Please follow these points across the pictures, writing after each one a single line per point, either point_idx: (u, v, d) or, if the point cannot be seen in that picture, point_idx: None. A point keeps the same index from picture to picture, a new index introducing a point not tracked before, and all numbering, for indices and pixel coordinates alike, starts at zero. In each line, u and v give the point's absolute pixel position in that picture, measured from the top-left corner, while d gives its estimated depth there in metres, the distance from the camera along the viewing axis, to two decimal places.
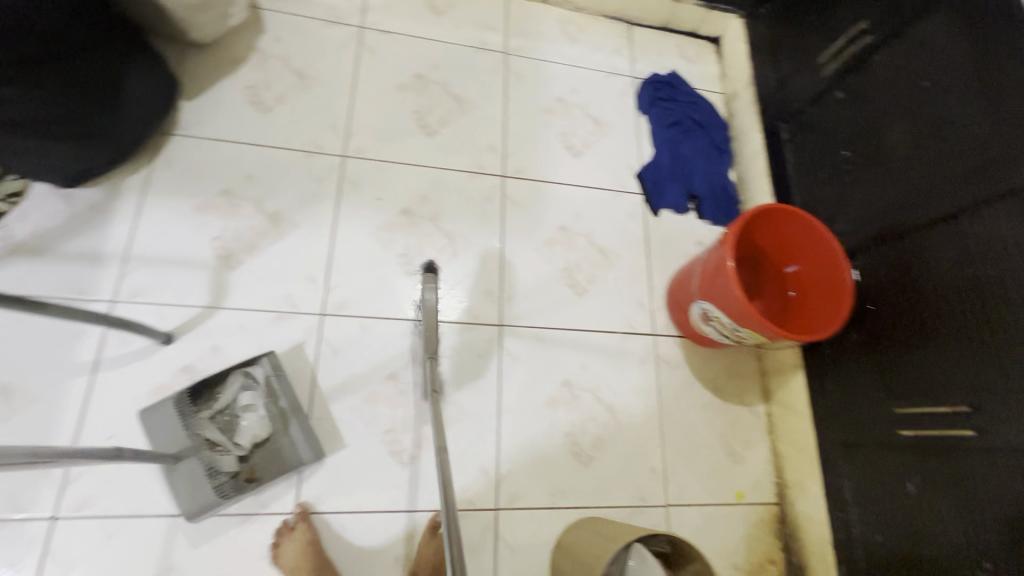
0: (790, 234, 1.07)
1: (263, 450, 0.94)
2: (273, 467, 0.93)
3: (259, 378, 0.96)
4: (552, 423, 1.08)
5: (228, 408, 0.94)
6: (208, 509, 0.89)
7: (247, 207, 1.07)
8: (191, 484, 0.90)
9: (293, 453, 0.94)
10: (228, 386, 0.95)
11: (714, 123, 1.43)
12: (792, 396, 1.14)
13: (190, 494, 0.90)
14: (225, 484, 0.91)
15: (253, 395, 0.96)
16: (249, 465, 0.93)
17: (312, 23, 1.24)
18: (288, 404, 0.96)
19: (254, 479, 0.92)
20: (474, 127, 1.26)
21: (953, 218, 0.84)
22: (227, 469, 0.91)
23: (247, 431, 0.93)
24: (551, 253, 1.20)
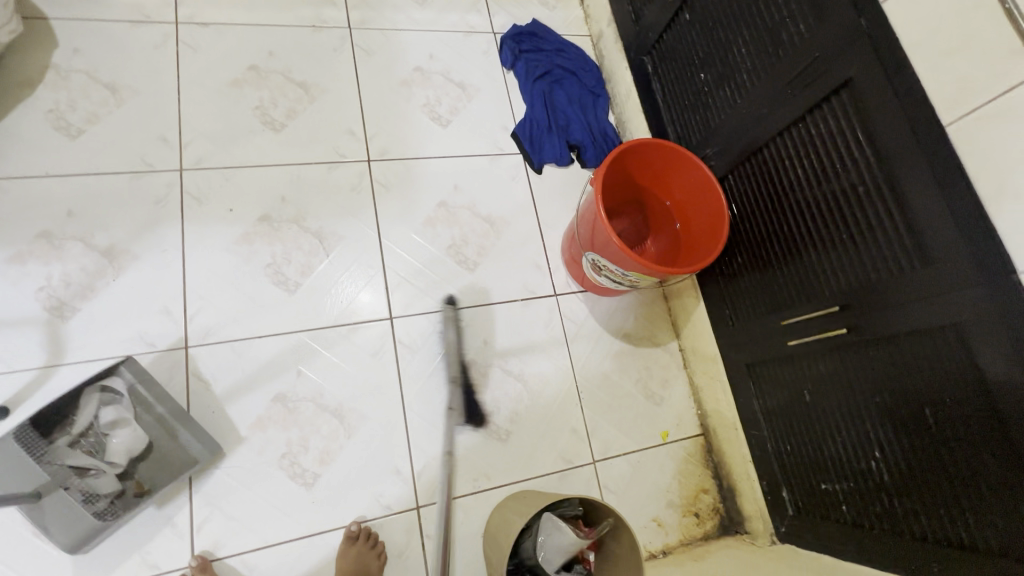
0: (664, 166, 1.03)
1: (148, 460, 0.87)
2: (162, 476, 0.86)
3: (121, 390, 0.86)
4: (463, 407, 1.04)
5: (91, 430, 0.85)
6: (90, 540, 0.80)
7: (75, 246, 0.95)
8: (66, 517, 0.80)
9: (183, 454, 0.87)
10: (83, 408, 0.84)
11: (585, 67, 1.38)
12: (698, 324, 1.15)
13: (65, 529, 0.80)
14: (107, 508, 0.82)
15: (116, 409, 0.86)
16: (133, 479, 0.85)
17: (115, 26, 1.09)
18: (163, 409, 0.87)
19: (143, 492, 0.84)
20: (327, 113, 1.16)
21: (800, 122, 0.84)
22: (106, 492, 0.82)
23: (119, 447, 0.84)
24: (433, 232, 1.13)
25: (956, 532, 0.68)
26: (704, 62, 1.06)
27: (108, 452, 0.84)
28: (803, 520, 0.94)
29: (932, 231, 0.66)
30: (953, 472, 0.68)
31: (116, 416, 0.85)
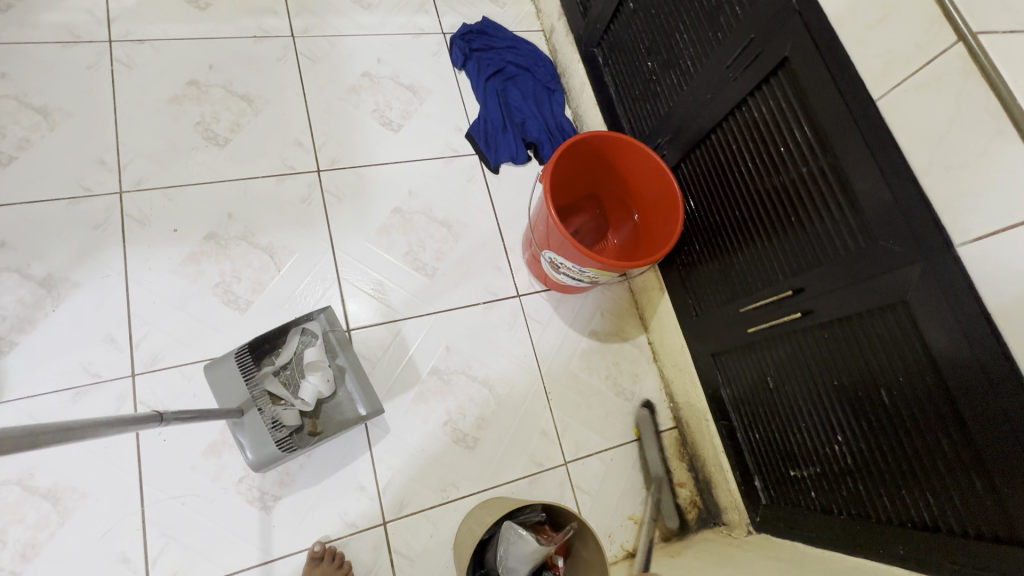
0: (619, 157, 1.00)
1: (326, 405, 0.93)
2: (334, 423, 0.93)
3: (317, 333, 0.91)
4: (428, 416, 1.01)
5: (290, 365, 0.90)
6: (270, 464, 0.85)
7: (10, 278, 0.92)
8: (254, 438, 0.84)
9: (350, 407, 0.94)
10: (289, 342, 0.90)
11: (538, 63, 1.36)
12: (664, 316, 1.14)
13: (253, 450, 0.85)
14: (286, 440, 0.86)
15: (316, 350, 0.90)
16: (310, 419, 0.91)
17: (45, 48, 1.06)
18: (346, 360, 0.93)
19: (317, 434, 0.91)
20: (273, 125, 1.13)
21: (743, 106, 0.83)
22: (290, 424, 0.87)
23: (313, 386, 0.88)
24: (389, 240, 1.11)
25: (921, 513, 0.67)
26: (650, 50, 1.04)
27: (302, 389, 0.88)
28: (776, 509, 0.92)
29: (874, 207, 0.65)
30: (913, 452, 0.66)
31: (315, 357, 0.89)
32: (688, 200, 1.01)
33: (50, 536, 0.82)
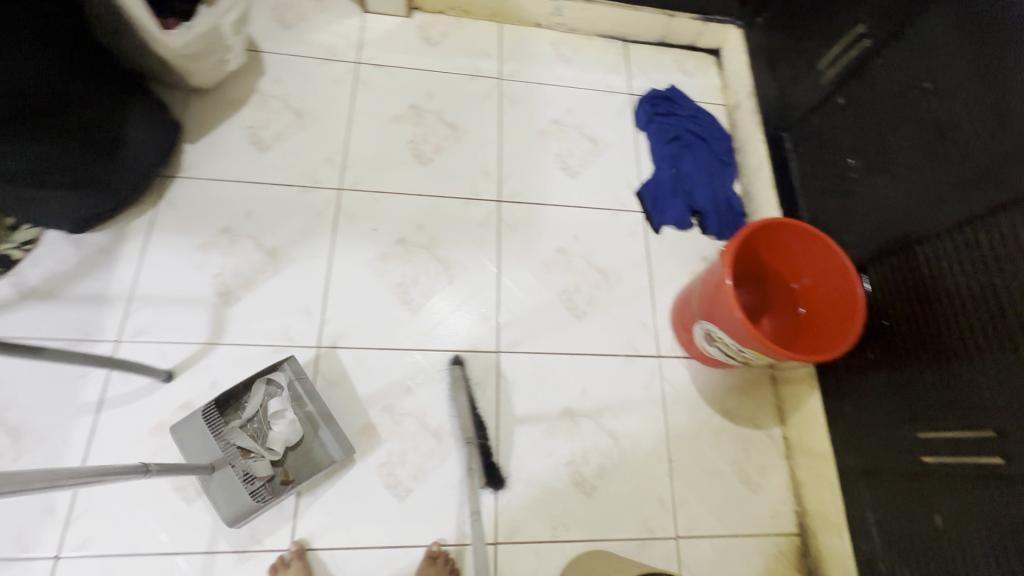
0: (794, 245, 1.01)
1: (298, 452, 0.95)
2: (307, 470, 0.94)
3: (282, 384, 0.96)
4: (553, 451, 1.05)
5: (257, 416, 0.95)
6: (245, 516, 0.88)
7: (247, 244, 1.09)
8: (228, 495, 0.88)
9: (321, 454, 0.95)
10: (254, 395, 0.95)
11: (717, 135, 1.39)
12: (807, 416, 1.08)
13: (225, 507, 0.88)
14: (260, 491, 0.90)
15: (280, 401, 0.96)
16: (283, 468, 0.94)
17: (310, 62, 1.27)
18: (315, 409, 0.96)
19: (289, 482, 0.93)
20: (469, 153, 1.26)
21: (962, 228, 0.80)
22: (262, 475, 0.91)
23: (278, 435, 0.93)
24: (547, 276, 1.18)
25: None
26: (852, 148, 1.04)
27: (269, 439, 0.93)
28: None
29: None
30: None
31: (279, 407, 0.95)
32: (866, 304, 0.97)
33: None
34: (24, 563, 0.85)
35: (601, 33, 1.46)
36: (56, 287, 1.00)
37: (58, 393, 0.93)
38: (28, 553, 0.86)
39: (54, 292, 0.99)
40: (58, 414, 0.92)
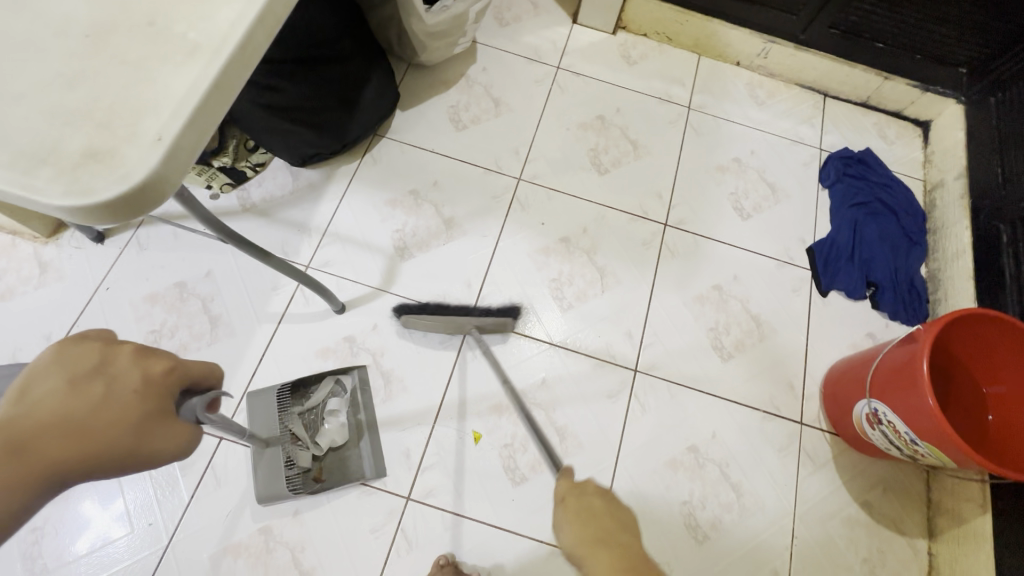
0: (1003, 357, 0.88)
1: (336, 456, 0.97)
2: (339, 475, 0.95)
3: (347, 387, 1.00)
4: (671, 486, 1.01)
5: (316, 408, 0.98)
6: (277, 498, 0.92)
7: (428, 209, 1.17)
8: (269, 473, 0.93)
9: (356, 465, 0.96)
10: (320, 388, 0.99)
11: (908, 210, 1.28)
12: (969, 537, 0.95)
13: (264, 482, 0.93)
14: (294, 479, 0.93)
15: (339, 402, 0.99)
16: (319, 465, 0.95)
17: (516, 59, 1.36)
18: (365, 418, 1.00)
19: (320, 481, 0.94)
20: (645, 172, 1.27)
21: None
22: (301, 465, 0.94)
23: (328, 432, 0.96)
24: (699, 310, 1.15)
25: None
26: None
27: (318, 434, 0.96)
28: None
29: None
30: None
31: (336, 407, 0.98)
32: None
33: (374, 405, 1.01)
34: None
35: (802, 82, 1.42)
36: (270, 208, 1.14)
37: (253, 298, 1.06)
38: None
39: (268, 212, 1.13)
40: (248, 316, 1.04)
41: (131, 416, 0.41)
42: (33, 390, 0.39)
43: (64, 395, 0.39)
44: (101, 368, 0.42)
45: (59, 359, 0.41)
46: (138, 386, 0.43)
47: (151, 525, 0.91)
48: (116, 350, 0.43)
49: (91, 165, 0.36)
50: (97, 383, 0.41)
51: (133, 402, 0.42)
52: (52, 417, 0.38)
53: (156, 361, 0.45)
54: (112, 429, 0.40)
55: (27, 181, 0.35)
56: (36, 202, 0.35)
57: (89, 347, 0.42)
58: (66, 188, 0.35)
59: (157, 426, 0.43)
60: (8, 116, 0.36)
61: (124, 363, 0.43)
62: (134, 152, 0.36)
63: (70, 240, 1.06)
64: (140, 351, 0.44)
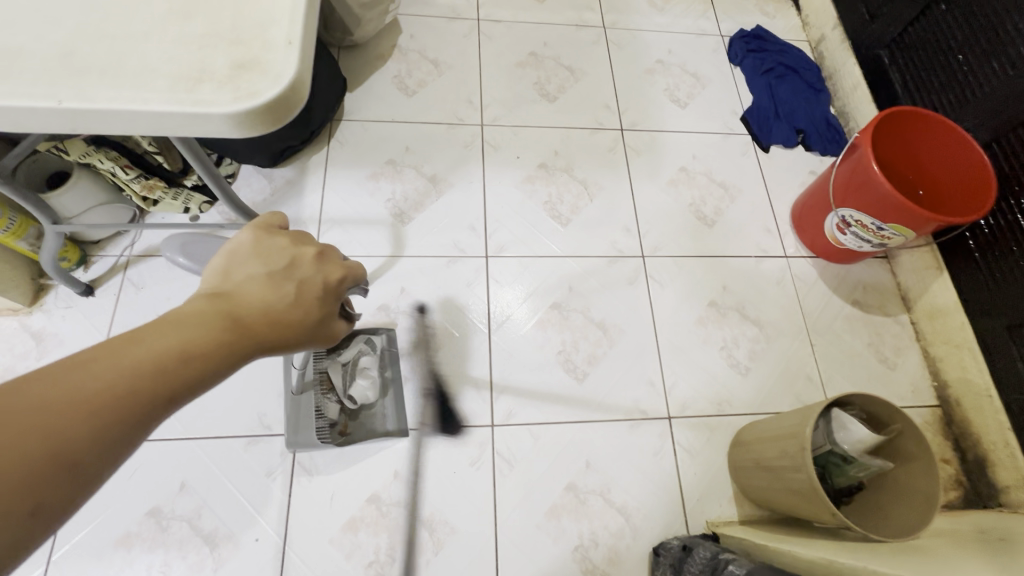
0: (924, 144, 1.08)
1: (365, 412, 0.98)
2: (365, 429, 0.97)
3: (377, 345, 1.01)
4: (706, 339, 1.14)
5: (349, 364, 0.97)
6: (304, 448, 0.91)
7: (410, 172, 1.21)
8: (299, 421, 0.91)
9: (380, 422, 0.98)
10: (353, 344, 0.99)
11: (807, 65, 1.48)
12: (937, 296, 1.17)
13: (294, 429, 0.91)
14: (323, 431, 0.92)
15: (371, 358, 0.99)
16: (345, 419, 0.96)
17: (437, 21, 1.40)
18: (390, 374, 1.01)
19: (346, 436, 0.95)
20: (589, 90, 1.38)
21: None
22: (331, 417, 0.94)
23: (360, 388, 0.96)
24: (676, 191, 1.28)
25: None
26: (962, 45, 1.14)
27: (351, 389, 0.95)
28: None
29: None
30: None
31: (368, 364, 0.98)
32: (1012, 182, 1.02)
33: (432, 356, 1.05)
34: (271, 438, 0.95)
35: None
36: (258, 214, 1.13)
37: None
38: (272, 432, 0.95)
39: None
40: None
41: (310, 310, 0.48)
42: (235, 272, 0.46)
43: (263, 284, 0.46)
44: (289, 268, 0.48)
45: (259, 253, 0.48)
46: (319, 293, 0.49)
47: (257, 539, 0.89)
48: (301, 252, 0.50)
49: (246, 73, 0.39)
50: (289, 281, 0.47)
51: (312, 302, 0.48)
52: (256, 298, 0.45)
53: (332, 270, 0.51)
54: (294, 319, 0.46)
55: (191, 99, 0.38)
56: (206, 112, 0.38)
57: (283, 244, 0.49)
58: (233, 95, 0.38)
59: (323, 329, 0.50)
60: (148, 51, 0.39)
61: (308, 267, 0.49)
62: (276, 56, 0.40)
63: (57, 302, 0.99)
64: (318, 258, 0.50)
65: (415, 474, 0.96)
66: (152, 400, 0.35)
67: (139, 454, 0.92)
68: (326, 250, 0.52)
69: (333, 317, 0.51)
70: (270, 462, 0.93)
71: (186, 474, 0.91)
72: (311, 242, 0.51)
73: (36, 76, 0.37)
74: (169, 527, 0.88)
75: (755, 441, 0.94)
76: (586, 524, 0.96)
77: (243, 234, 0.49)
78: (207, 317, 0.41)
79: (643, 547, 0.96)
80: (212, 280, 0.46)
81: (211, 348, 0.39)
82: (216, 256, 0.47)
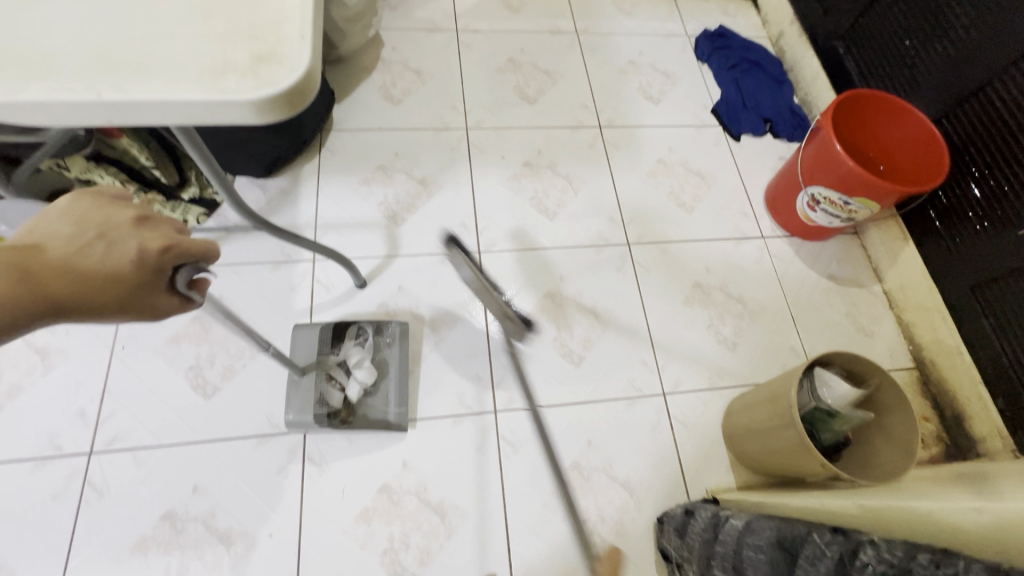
0: (881, 123, 1.16)
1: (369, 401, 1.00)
2: (367, 417, 0.99)
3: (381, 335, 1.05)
4: (694, 318, 1.19)
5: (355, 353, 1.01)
6: (302, 429, 0.96)
7: (401, 176, 1.25)
8: (301, 403, 0.97)
9: (382, 412, 1.00)
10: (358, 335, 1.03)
11: (769, 59, 1.57)
12: (904, 264, 1.24)
13: (296, 409, 0.96)
14: (322, 416, 0.96)
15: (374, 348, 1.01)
16: (348, 406, 0.99)
17: (417, 33, 1.46)
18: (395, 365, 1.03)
19: (346, 423, 0.98)
20: (567, 91, 1.45)
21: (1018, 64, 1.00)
22: (331, 404, 0.97)
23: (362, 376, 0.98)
24: (655, 181, 1.35)
25: None
26: (908, 31, 1.23)
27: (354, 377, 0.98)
28: None
29: None
30: None
31: None
32: (965, 153, 1.11)
33: (432, 349, 1.08)
34: (280, 436, 0.97)
35: None
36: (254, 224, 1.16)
37: (276, 303, 1.08)
38: (281, 431, 0.97)
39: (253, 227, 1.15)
40: (279, 320, 1.07)
41: (120, 274, 0.44)
42: (42, 231, 0.44)
43: (63, 245, 0.43)
44: (101, 230, 0.45)
45: (72, 214, 0.45)
46: (132, 256, 0.45)
47: (271, 535, 0.90)
48: (118, 214, 0.46)
49: (266, 65, 0.43)
50: (95, 243, 0.44)
51: (121, 265, 0.44)
52: (53, 258, 0.42)
53: (153, 236, 0.46)
54: (94, 283, 0.43)
55: (216, 87, 0.42)
56: (230, 100, 0.42)
57: (105, 207, 0.46)
58: (254, 84, 0.42)
59: (139, 296, 0.45)
60: (173, 49, 0.43)
61: (122, 231, 0.45)
62: (291, 49, 0.44)
63: None
64: (138, 222, 0.46)
65: (423, 462, 0.98)
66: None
67: (150, 460, 0.93)
68: (151, 216, 0.48)
69: (157, 285, 0.46)
70: (281, 459, 0.95)
71: (198, 476, 0.93)
72: (138, 205, 0.48)
73: (74, 75, 0.41)
74: (184, 529, 0.89)
75: (746, 408, 0.99)
76: (591, 500, 0.99)
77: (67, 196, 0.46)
78: None
79: (647, 517, 1.00)
80: (10, 238, 0.43)
81: None
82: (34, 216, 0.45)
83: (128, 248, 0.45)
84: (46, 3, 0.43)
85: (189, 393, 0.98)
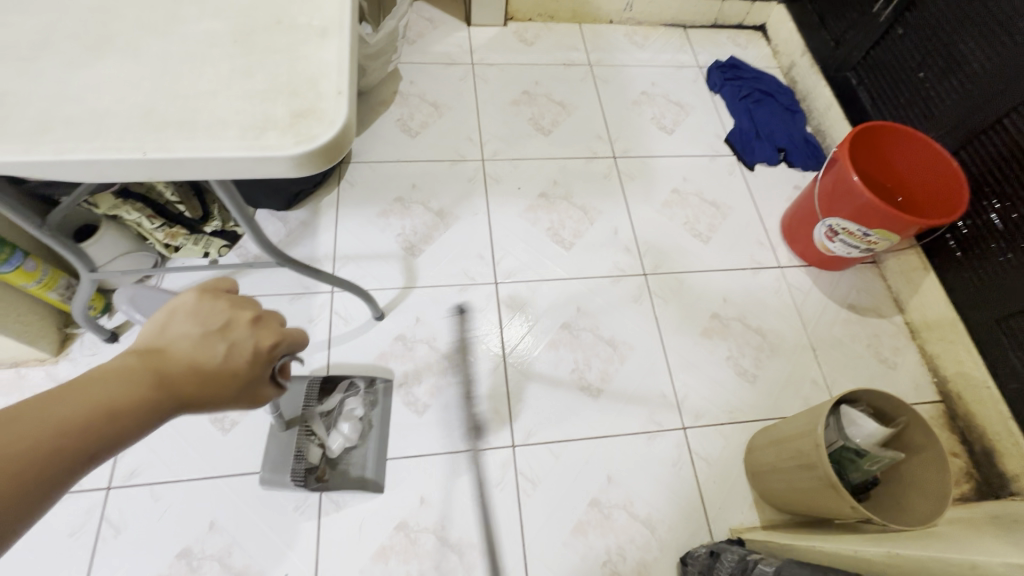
0: (898, 155, 1.17)
1: (347, 459, 0.98)
2: (343, 476, 0.96)
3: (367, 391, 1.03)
4: (713, 350, 1.18)
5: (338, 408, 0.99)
6: (278, 487, 0.93)
7: (418, 208, 1.27)
8: (279, 457, 0.95)
9: (360, 469, 0.97)
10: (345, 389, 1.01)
11: (782, 89, 1.58)
12: (926, 295, 1.23)
13: (274, 463, 0.94)
14: (299, 472, 0.93)
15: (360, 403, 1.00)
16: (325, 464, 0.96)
17: (434, 67, 1.50)
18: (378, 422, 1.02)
19: (322, 481, 0.94)
20: (582, 123, 1.47)
21: None
22: (309, 459, 0.94)
23: None
24: (670, 211, 1.35)
25: None
26: (921, 63, 1.24)
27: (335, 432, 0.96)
28: None
29: None
30: None
31: None
32: (984, 185, 1.10)
33: (449, 381, 1.08)
34: None
35: (665, 22, 1.69)
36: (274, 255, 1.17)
37: None
38: None
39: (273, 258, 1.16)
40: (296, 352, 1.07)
41: (238, 373, 0.47)
42: (171, 328, 0.46)
43: (194, 345, 0.46)
44: (224, 328, 0.48)
45: (197, 314, 0.47)
46: (249, 355, 0.48)
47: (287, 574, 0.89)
48: (238, 315, 0.49)
49: (304, 120, 0.44)
50: (220, 342, 0.47)
51: (240, 364, 0.47)
52: (185, 359, 0.45)
53: (266, 333, 0.50)
54: (217, 382, 0.46)
55: (257, 142, 0.43)
56: (269, 155, 0.43)
57: (224, 305, 0.49)
58: (293, 139, 0.43)
59: (251, 390, 0.49)
60: (216, 106, 0.44)
61: (241, 330, 0.49)
62: (329, 105, 0.45)
63: (82, 350, 1.02)
64: (254, 321, 0.50)
65: (440, 498, 0.97)
66: (60, 464, 0.35)
67: (167, 495, 0.93)
68: (264, 315, 0.51)
69: (264, 379, 0.50)
70: (298, 496, 0.95)
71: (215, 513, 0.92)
72: (252, 304, 0.51)
73: (121, 133, 0.42)
74: (200, 567, 0.88)
75: (770, 444, 0.97)
76: (611, 540, 0.97)
77: (187, 292, 0.49)
78: (132, 381, 0.41)
79: (669, 558, 0.97)
80: (142, 335, 0.45)
81: (125, 415, 0.39)
82: (159, 309, 0.48)
83: (247, 347, 0.48)
84: (95, 63, 0.45)
85: (207, 427, 0.98)
